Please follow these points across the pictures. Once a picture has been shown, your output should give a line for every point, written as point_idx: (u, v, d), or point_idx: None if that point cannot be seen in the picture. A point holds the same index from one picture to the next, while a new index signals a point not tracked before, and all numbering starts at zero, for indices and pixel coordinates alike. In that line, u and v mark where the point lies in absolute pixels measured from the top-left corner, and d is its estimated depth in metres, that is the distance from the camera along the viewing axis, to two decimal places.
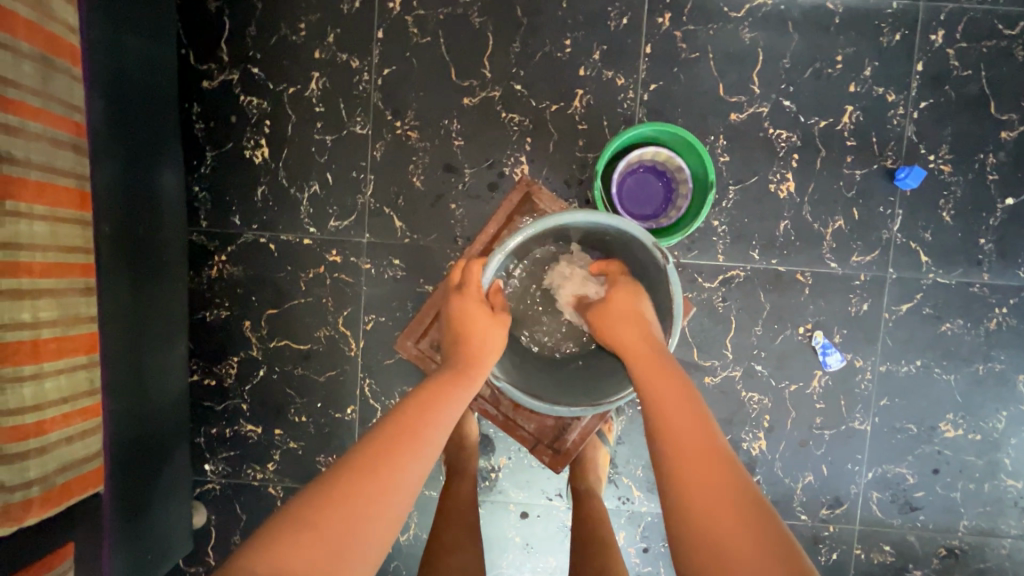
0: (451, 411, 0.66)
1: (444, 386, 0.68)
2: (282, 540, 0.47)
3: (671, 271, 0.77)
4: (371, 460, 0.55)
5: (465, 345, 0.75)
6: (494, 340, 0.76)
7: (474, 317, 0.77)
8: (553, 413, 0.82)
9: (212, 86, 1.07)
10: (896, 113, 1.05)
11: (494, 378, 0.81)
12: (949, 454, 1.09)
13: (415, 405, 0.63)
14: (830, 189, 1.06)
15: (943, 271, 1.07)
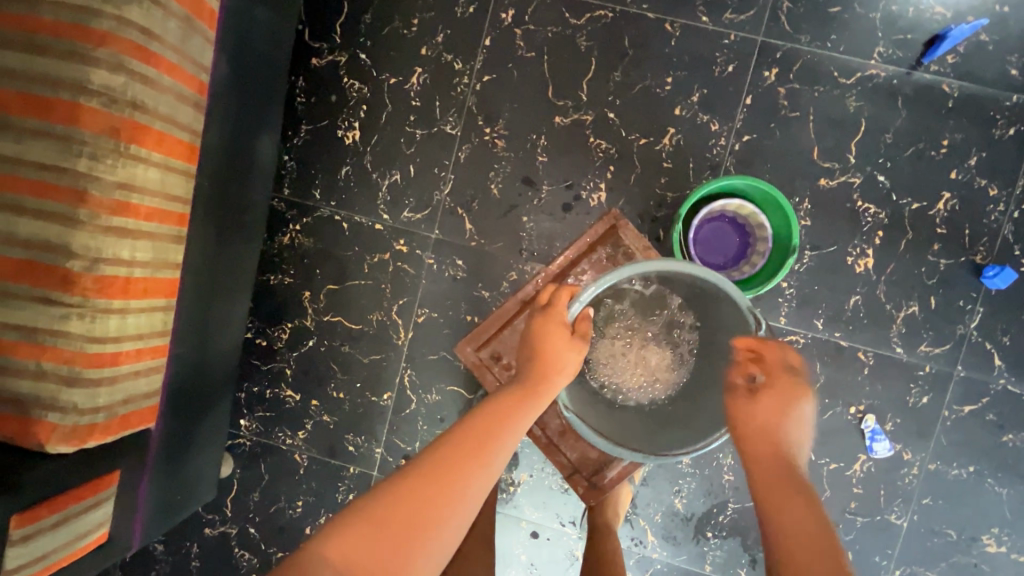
0: (523, 426, 0.64)
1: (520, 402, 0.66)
2: (353, 533, 0.49)
3: (762, 340, 0.74)
4: (444, 471, 0.55)
5: (541, 361, 0.69)
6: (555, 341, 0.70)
7: (551, 337, 0.70)
8: (613, 453, 0.78)
9: (320, 64, 1.12)
10: (995, 208, 1.02)
11: (563, 408, 0.79)
12: (986, 570, 1.04)
13: (488, 418, 0.62)
14: (910, 273, 1.03)
15: (1015, 379, 1.02)
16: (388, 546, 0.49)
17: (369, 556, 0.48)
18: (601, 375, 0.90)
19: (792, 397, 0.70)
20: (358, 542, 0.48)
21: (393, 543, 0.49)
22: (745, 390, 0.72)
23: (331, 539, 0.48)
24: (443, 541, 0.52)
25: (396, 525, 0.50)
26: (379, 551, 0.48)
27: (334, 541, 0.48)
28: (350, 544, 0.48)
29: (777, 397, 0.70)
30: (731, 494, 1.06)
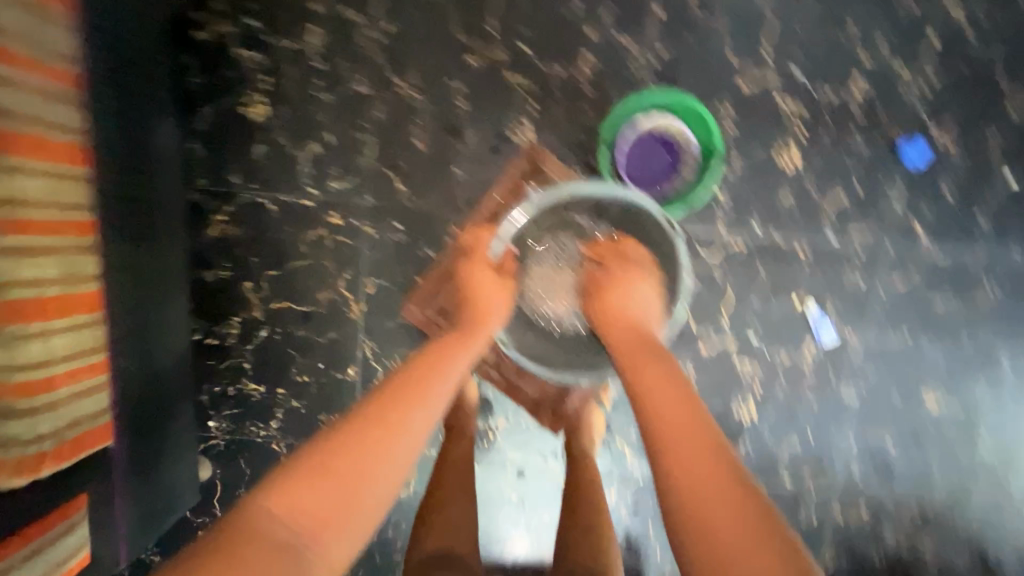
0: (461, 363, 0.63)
1: (456, 343, 0.65)
2: (295, 484, 0.46)
3: (680, 242, 0.83)
4: (386, 413, 0.53)
5: (473, 300, 0.74)
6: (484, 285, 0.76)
7: (480, 282, 0.76)
8: (559, 380, 0.86)
9: (207, 38, 1.04)
10: (906, 86, 1.04)
11: (504, 346, 0.87)
12: (929, 424, 1.13)
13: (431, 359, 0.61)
14: (834, 162, 1.06)
15: (939, 247, 1.08)
16: (335, 492, 0.47)
17: (319, 505, 0.46)
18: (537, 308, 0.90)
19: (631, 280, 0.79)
20: (300, 493, 0.46)
21: (339, 484, 0.47)
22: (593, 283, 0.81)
23: (272, 495, 0.45)
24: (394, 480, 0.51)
25: (339, 471, 0.48)
26: (327, 500, 0.46)
27: (275, 496, 0.45)
28: (293, 496, 0.46)
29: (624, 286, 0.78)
30: None
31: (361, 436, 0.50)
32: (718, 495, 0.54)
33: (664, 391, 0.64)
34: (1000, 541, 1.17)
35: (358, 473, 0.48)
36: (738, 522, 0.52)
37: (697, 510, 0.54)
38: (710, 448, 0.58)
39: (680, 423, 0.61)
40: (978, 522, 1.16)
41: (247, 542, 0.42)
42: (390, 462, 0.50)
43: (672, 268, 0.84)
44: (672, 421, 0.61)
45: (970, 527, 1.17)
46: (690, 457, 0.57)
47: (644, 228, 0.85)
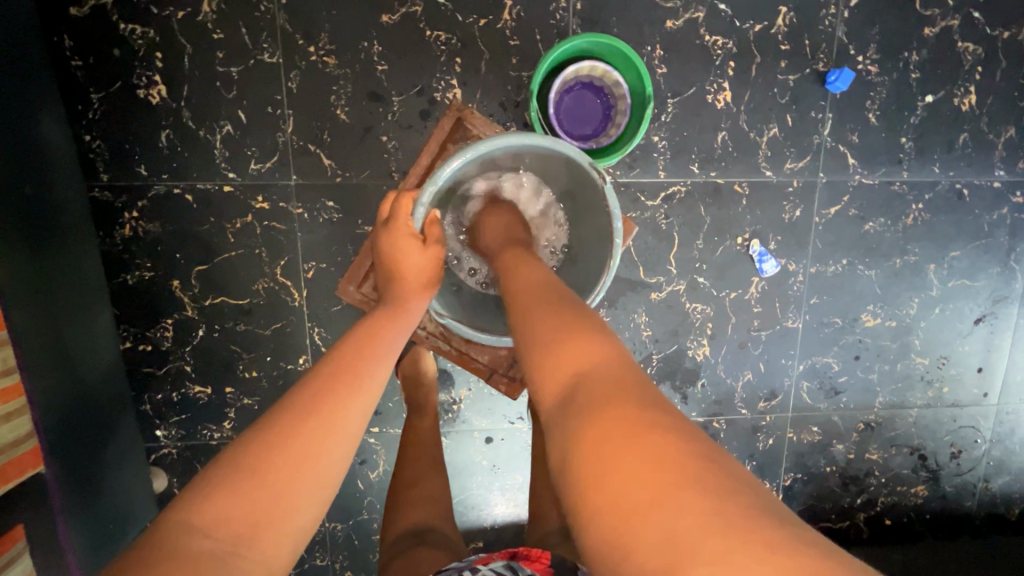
0: (396, 344, 0.60)
1: (389, 323, 0.63)
2: (219, 491, 0.41)
3: (609, 190, 0.78)
4: (317, 403, 0.48)
5: (401, 277, 0.73)
6: (413, 257, 0.74)
7: (405, 252, 0.74)
8: (501, 343, 0.85)
9: (82, 14, 0.93)
10: (827, 13, 1.04)
11: (437, 315, 0.85)
12: (868, 341, 1.20)
13: (359, 338, 0.58)
14: (765, 96, 1.06)
15: (867, 172, 1.11)
16: (263, 493, 0.42)
17: (247, 507, 0.41)
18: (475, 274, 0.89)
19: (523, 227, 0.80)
20: (226, 499, 0.41)
21: (273, 483, 0.43)
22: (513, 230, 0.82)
23: (191, 506, 0.40)
24: (330, 470, 0.46)
25: (273, 470, 0.43)
26: (256, 501, 0.42)
27: (197, 508, 0.40)
28: (217, 505, 0.40)
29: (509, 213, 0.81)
30: (652, 347, 1.14)
31: (296, 429, 0.46)
32: (548, 317, 0.52)
33: (516, 273, 0.65)
34: (936, 440, 1.27)
35: (294, 469, 0.44)
36: (564, 325, 0.50)
37: (536, 323, 0.52)
38: (551, 293, 0.57)
39: (525, 287, 0.61)
40: (915, 425, 1.26)
41: (171, 561, 0.36)
42: (328, 452, 0.46)
43: (606, 217, 0.81)
44: (525, 281, 0.62)
45: (909, 430, 1.26)
46: (531, 304, 0.56)
47: (577, 178, 0.82)
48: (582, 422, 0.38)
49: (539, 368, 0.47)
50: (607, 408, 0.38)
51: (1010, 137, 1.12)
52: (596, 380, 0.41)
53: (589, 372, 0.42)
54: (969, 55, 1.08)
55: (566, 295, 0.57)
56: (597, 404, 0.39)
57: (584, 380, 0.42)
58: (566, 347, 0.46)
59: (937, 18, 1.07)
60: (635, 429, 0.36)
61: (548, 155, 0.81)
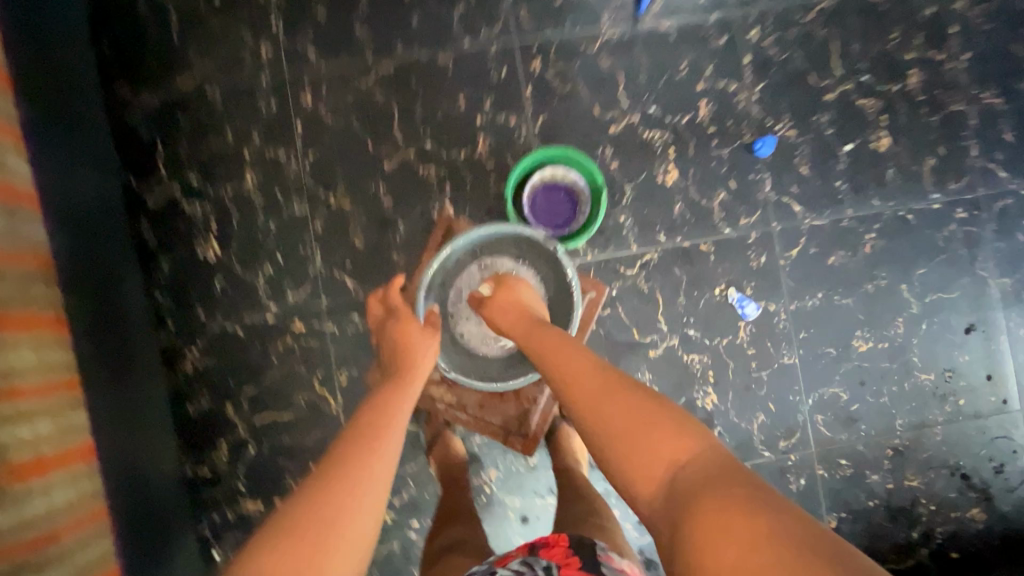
0: (402, 412, 0.72)
1: (394, 395, 0.75)
2: (267, 549, 0.51)
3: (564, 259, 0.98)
4: (344, 471, 0.59)
5: (404, 357, 0.86)
6: (413, 338, 0.88)
7: (408, 334, 0.89)
8: (503, 388, 1.00)
9: (155, 200, 1.19)
10: (741, 98, 1.27)
11: (444, 371, 1.00)
12: (868, 365, 1.26)
13: (374, 411, 0.70)
14: (707, 169, 1.25)
15: (815, 214, 1.26)
16: (309, 549, 0.51)
17: (294, 561, 0.50)
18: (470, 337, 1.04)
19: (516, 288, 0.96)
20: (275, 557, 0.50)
21: (314, 537, 0.52)
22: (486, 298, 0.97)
23: (247, 562, 0.50)
24: (359, 523, 0.56)
25: (310, 525, 0.53)
26: (303, 556, 0.51)
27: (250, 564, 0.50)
28: (268, 560, 0.50)
29: (509, 295, 0.94)
30: None
31: (326, 494, 0.56)
32: (623, 417, 0.62)
33: (560, 358, 0.76)
34: (972, 456, 1.26)
35: (327, 524, 0.54)
36: (634, 413, 0.61)
37: (599, 409, 0.64)
38: (604, 372, 0.70)
39: (584, 373, 0.70)
40: (945, 443, 1.26)
41: None
42: (357, 504, 0.57)
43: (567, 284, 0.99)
44: (569, 361, 0.74)
45: (941, 449, 1.26)
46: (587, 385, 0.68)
47: (542, 257, 1.01)
48: (712, 535, 0.46)
49: (640, 485, 0.57)
50: (712, 502, 0.49)
51: (933, 165, 1.28)
52: (713, 496, 0.49)
53: (692, 487, 0.52)
54: (871, 107, 1.28)
55: (631, 382, 0.67)
56: (712, 500, 0.49)
57: (697, 494, 0.51)
58: (653, 443, 0.58)
59: (835, 85, 1.28)
60: (770, 544, 0.43)
61: (513, 241, 1.02)
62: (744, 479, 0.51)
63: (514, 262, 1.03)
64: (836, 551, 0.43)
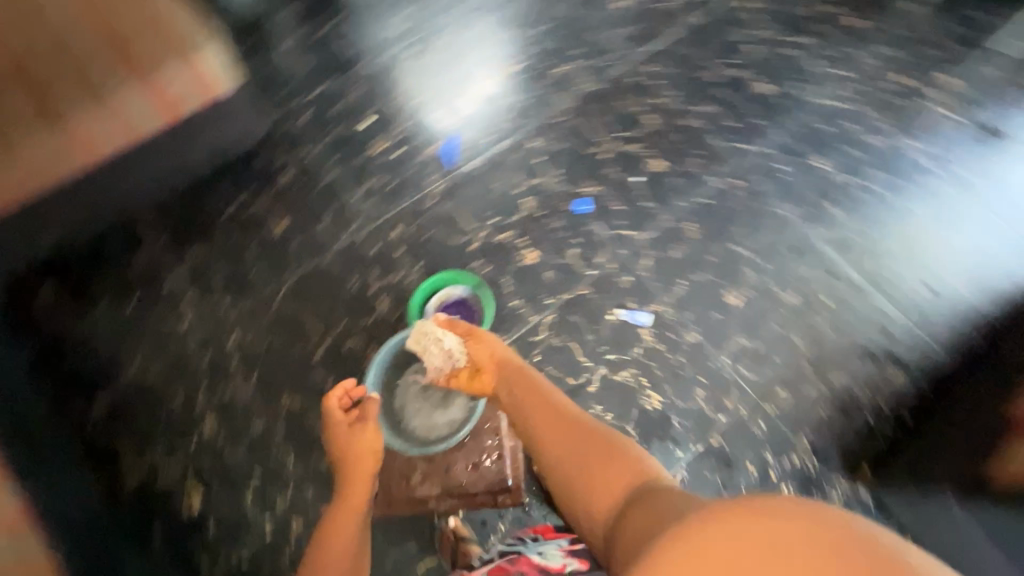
0: (356, 516, 1.22)
1: (350, 497, 1.23)
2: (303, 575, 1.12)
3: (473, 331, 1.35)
4: (333, 542, 1.17)
5: (350, 460, 1.25)
6: (365, 441, 1.27)
7: (348, 438, 1.27)
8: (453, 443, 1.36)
9: (135, 483, 1.39)
10: (550, 182, 1.67)
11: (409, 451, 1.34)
12: (748, 311, 1.55)
13: (335, 520, 1.20)
14: (555, 239, 1.60)
15: (645, 230, 1.62)
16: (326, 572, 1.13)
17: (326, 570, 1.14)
18: (425, 427, 1.38)
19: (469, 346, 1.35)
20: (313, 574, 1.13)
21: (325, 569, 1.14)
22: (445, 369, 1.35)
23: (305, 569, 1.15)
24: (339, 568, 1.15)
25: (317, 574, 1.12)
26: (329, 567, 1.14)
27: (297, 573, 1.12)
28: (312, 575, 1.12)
29: (477, 348, 1.34)
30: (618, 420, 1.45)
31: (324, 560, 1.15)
32: (573, 442, 1.14)
33: (535, 410, 1.21)
34: (862, 334, 1.54)
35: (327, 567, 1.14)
36: (587, 441, 1.13)
37: (560, 442, 1.15)
38: (570, 422, 1.17)
39: (555, 424, 1.17)
40: (838, 335, 1.53)
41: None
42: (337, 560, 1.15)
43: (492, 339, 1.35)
44: (549, 422, 1.18)
45: (839, 342, 1.53)
46: (563, 436, 1.15)
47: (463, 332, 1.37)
48: (678, 533, 0.73)
49: (595, 487, 1.06)
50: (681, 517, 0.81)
51: (698, 161, 1.73)
52: (648, 507, 0.93)
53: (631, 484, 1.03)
54: (636, 147, 1.74)
55: (602, 434, 1.14)
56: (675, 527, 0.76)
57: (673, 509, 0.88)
58: (611, 463, 1.08)
59: (605, 146, 1.73)
60: (724, 515, 0.71)
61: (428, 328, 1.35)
62: (677, 496, 0.95)
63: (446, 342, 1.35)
64: (802, 518, 0.67)
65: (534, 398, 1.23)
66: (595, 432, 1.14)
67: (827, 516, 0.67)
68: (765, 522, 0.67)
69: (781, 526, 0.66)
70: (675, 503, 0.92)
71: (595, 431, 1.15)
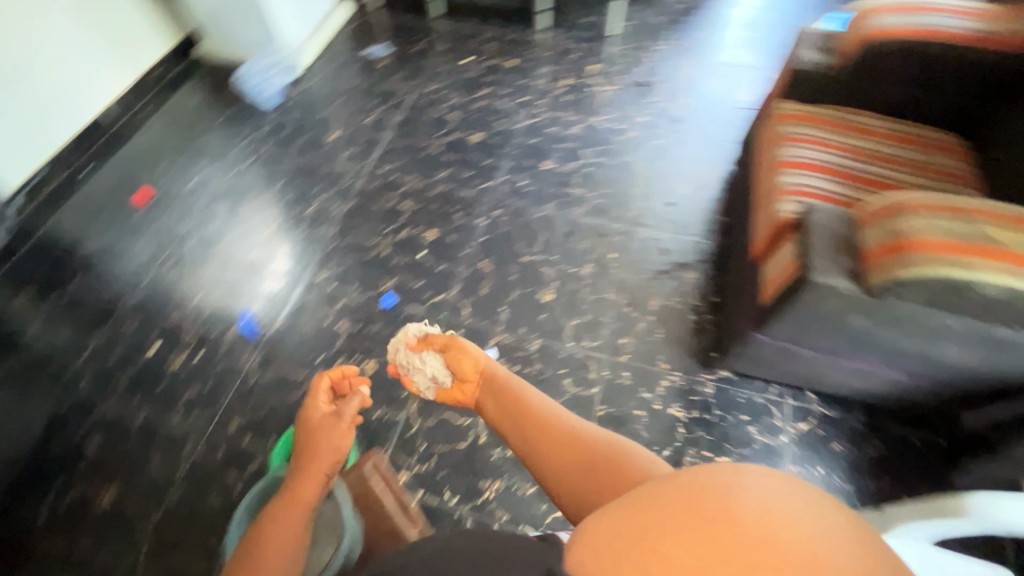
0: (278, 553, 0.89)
1: (299, 503, 0.98)
2: None
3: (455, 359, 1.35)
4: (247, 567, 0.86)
5: (303, 473, 1.03)
6: (325, 453, 1.06)
7: (320, 439, 1.09)
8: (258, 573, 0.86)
9: None
10: (352, 298, 1.79)
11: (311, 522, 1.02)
12: (562, 297, 1.76)
13: (269, 532, 0.92)
14: (382, 339, 1.70)
15: (450, 287, 1.80)
16: None
17: None
18: None
19: (452, 356, 1.27)
20: None
21: None
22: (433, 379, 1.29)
23: None
24: None
25: None
26: None
27: None
28: None
29: (459, 358, 1.24)
30: None
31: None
32: (583, 456, 0.95)
33: (524, 419, 1.05)
34: (649, 263, 1.83)
35: None
36: (600, 453, 0.94)
37: (569, 450, 0.97)
38: (580, 440, 0.97)
39: (552, 435, 1.00)
40: (634, 274, 1.81)
41: None
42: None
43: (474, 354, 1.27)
44: (545, 430, 1.01)
45: (638, 279, 1.80)
46: (560, 449, 0.98)
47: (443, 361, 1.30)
48: (625, 517, 0.50)
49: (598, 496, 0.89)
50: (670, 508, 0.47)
51: (460, 215, 1.99)
52: (657, 498, 0.49)
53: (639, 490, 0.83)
54: (406, 231, 1.95)
55: (616, 444, 0.95)
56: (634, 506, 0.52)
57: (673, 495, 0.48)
58: (624, 470, 0.89)
59: (382, 244, 1.92)
60: (662, 505, 0.48)
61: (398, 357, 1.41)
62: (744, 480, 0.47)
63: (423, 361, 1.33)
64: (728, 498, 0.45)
65: (524, 410, 1.07)
66: (601, 443, 0.96)
67: (789, 492, 0.45)
68: (704, 505, 0.45)
69: (699, 494, 0.46)
70: (714, 493, 0.46)
71: (601, 443, 0.96)
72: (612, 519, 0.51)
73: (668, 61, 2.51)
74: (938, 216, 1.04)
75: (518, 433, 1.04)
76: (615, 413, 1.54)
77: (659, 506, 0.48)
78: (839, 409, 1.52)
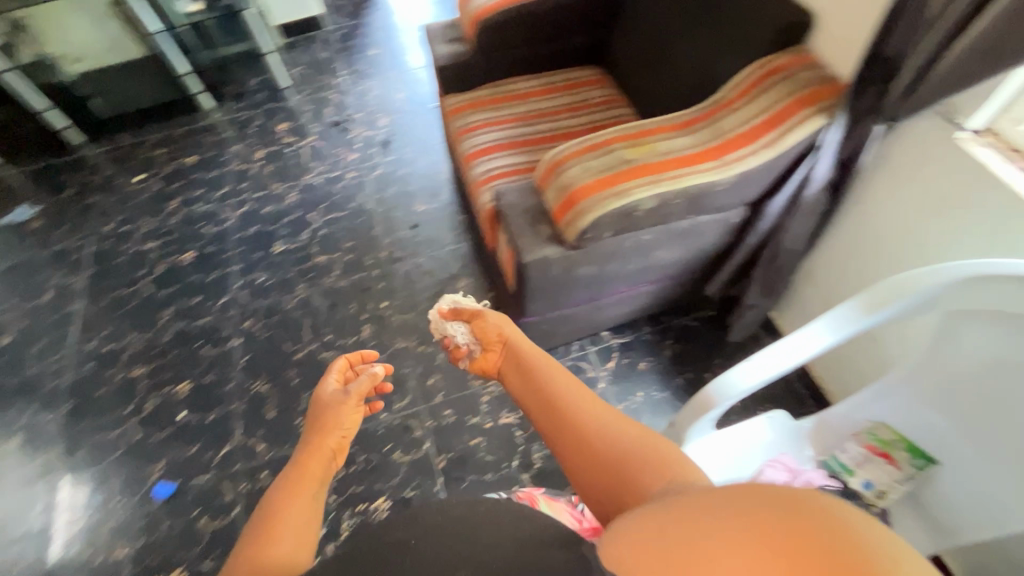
0: (301, 533, 0.67)
1: (307, 484, 0.73)
2: None
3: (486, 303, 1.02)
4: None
5: (315, 457, 0.78)
6: (328, 439, 0.81)
7: (340, 415, 0.85)
8: None
9: None
10: (119, 512, 1.45)
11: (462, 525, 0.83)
12: None
13: (270, 521, 0.66)
14: (177, 537, 1.41)
15: (232, 433, 1.56)
16: None
17: None
18: None
19: (489, 316, 0.98)
20: None
21: None
22: (457, 344, 0.99)
23: None
24: None
25: None
26: None
27: None
28: None
29: (499, 325, 0.95)
30: None
31: None
32: (637, 448, 0.70)
33: (557, 408, 0.77)
34: (423, 294, 1.79)
35: None
36: (651, 446, 0.70)
37: (620, 443, 0.71)
38: (624, 437, 0.71)
39: (593, 426, 0.73)
40: (413, 312, 1.75)
41: None
42: None
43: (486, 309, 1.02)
44: (587, 419, 0.74)
45: (419, 313, 1.75)
46: (609, 440, 0.71)
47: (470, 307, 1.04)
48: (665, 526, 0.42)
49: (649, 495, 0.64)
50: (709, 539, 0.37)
51: (209, 349, 1.72)
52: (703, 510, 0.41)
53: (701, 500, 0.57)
54: (153, 400, 1.63)
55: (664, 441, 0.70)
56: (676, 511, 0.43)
57: (718, 524, 0.38)
58: (676, 474, 0.65)
59: (129, 431, 1.58)
60: (700, 527, 0.39)
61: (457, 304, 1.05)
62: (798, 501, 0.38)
63: (463, 316, 1.01)
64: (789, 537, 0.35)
65: (563, 394, 0.78)
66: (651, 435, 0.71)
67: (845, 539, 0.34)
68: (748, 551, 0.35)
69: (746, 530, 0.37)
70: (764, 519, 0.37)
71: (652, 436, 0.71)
72: (656, 522, 0.43)
73: (351, 89, 2.45)
74: (587, 160, 1.13)
75: (553, 430, 0.76)
76: (457, 456, 1.47)
77: (697, 526, 0.39)
78: (630, 332, 1.65)
